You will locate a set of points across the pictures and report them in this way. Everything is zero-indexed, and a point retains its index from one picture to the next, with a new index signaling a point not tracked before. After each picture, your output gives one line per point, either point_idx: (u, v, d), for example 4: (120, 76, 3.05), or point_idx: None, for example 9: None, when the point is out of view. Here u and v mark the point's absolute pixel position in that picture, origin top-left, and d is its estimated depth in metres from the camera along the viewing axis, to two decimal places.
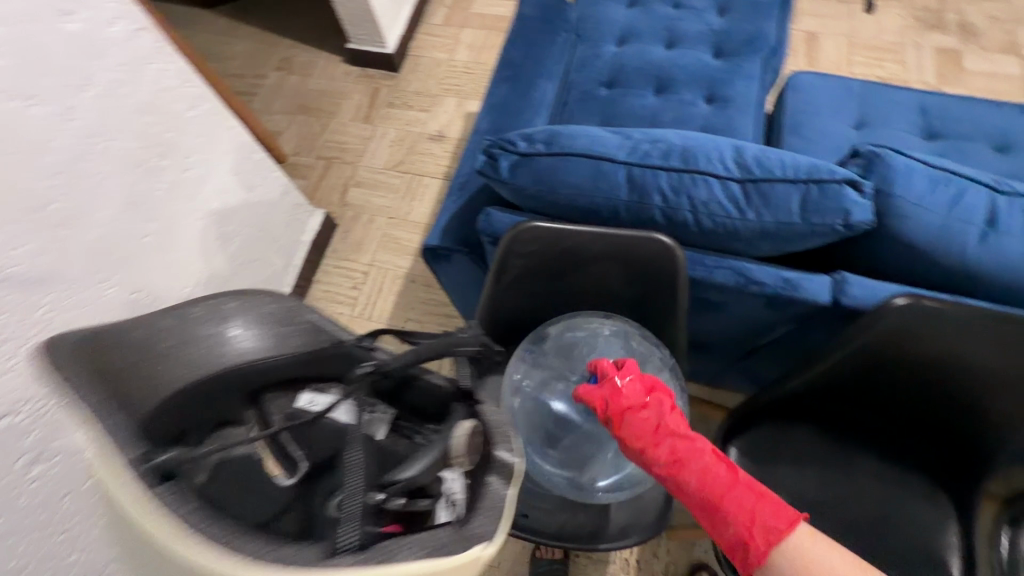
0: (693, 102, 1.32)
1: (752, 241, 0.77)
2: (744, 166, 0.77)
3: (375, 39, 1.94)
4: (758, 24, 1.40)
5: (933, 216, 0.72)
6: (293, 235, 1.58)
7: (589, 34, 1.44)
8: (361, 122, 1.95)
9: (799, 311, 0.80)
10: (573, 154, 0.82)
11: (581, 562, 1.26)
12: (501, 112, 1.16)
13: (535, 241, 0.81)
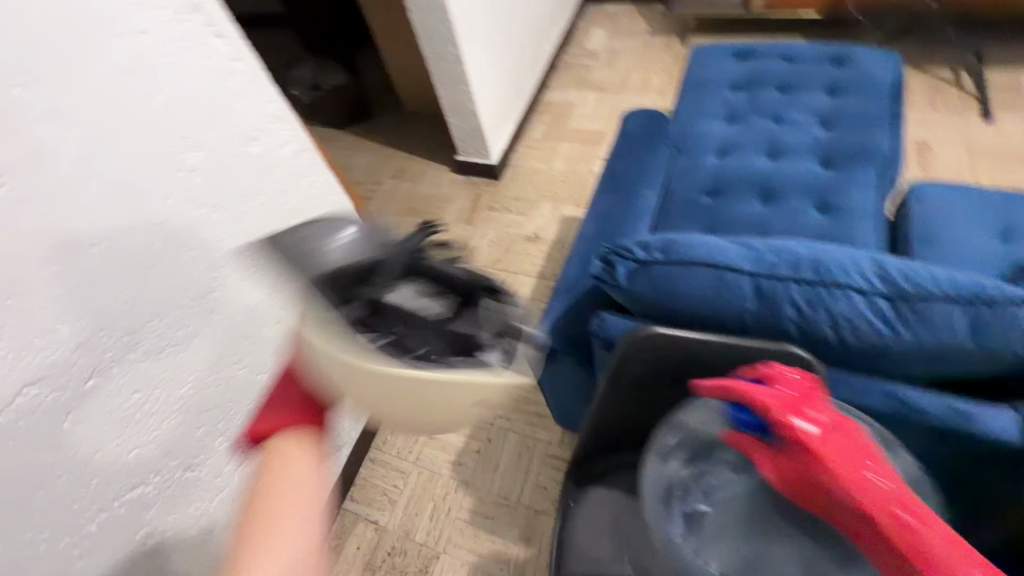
0: (803, 210, 1.30)
1: (908, 363, 0.70)
2: (893, 281, 0.71)
3: (479, 151, 2.16)
4: (867, 137, 1.39)
5: None
6: None
7: (687, 146, 1.50)
8: (463, 223, 2.11)
9: (973, 447, 0.68)
10: (693, 263, 0.80)
11: None
12: (607, 220, 1.21)
13: (656, 348, 0.79)
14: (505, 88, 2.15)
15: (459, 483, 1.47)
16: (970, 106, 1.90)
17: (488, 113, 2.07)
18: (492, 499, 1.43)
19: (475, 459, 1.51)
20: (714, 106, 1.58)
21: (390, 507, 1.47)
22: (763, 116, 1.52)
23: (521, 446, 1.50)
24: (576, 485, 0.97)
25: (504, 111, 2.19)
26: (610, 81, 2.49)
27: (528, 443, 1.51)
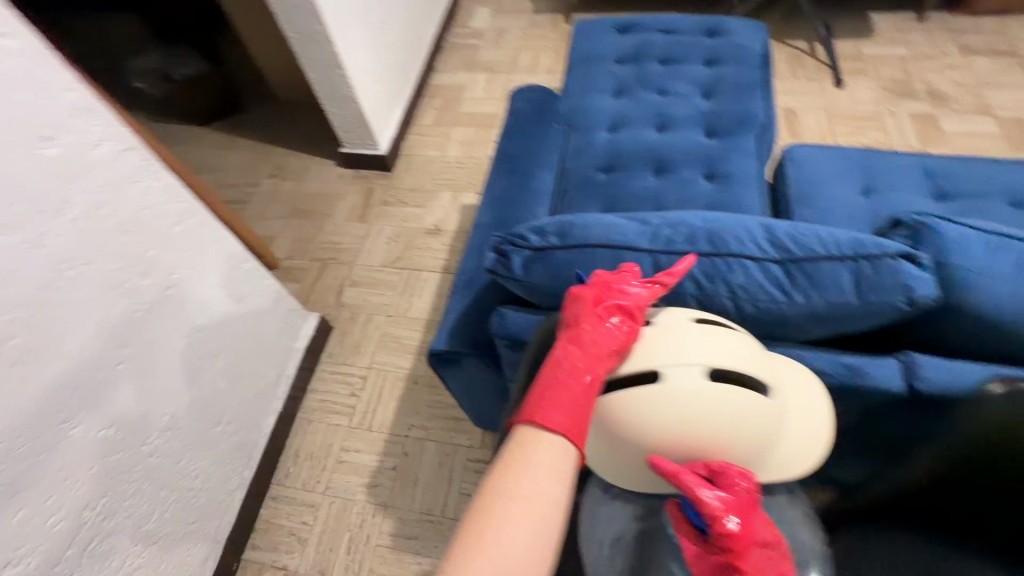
0: (694, 180, 1.31)
1: (803, 326, 0.69)
2: (781, 245, 0.70)
3: (367, 141, 1.98)
4: (745, 104, 1.42)
5: (1004, 286, 0.63)
6: (286, 343, 1.48)
7: (580, 122, 1.46)
8: (356, 221, 1.93)
9: (868, 401, 0.70)
10: (590, 246, 0.75)
11: None
12: (503, 205, 1.12)
13: None
14: (386, 70, 1.98)
15: (377, 506, 1.35)
16: (826, 74, 2.07)
17: (370, 99, 1.90)
18: (414, 517, 1.33)
19: (392, 478, 1.39)
20: (602, 79, 1.55)
21: (301, 546, 1.32)
22: (649, 88, 1.52)
23: (441, 455, 1.40)
24: None
25: (389, 95, 2.03)
26: (500, 60, 2.40)
27: (449, 450, 1.41)
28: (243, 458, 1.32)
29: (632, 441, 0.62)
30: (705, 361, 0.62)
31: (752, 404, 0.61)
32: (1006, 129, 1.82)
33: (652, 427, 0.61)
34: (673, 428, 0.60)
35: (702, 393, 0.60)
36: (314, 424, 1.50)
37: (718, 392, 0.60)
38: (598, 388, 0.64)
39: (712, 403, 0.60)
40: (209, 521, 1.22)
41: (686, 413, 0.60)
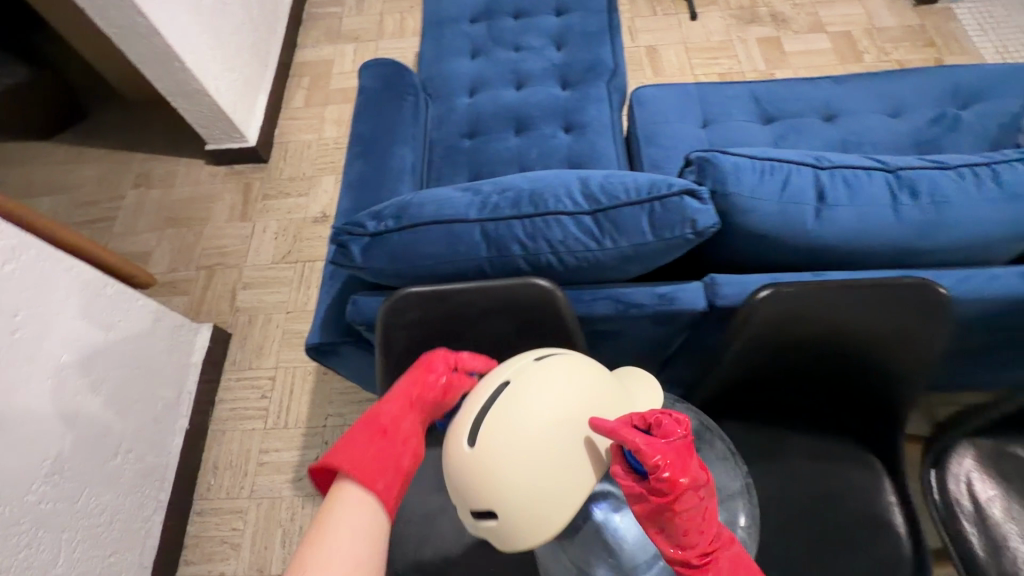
0: (553, 134, 1.35)
1: (619, 267, 0.77)
2: (591, 197, 0.77)
3: (233, 135, 1.87)
4: (593, 52, 1.46)
5: (769, 205, 0.74)
6: (179, 360, 1.44)
7: (439, 90, 1.45)
8: (238, 221, 1.85)
9: (684, 322, 0.80)
10: (423, 223, 0.78)
11: None
12: (363, 189, 1.12)
13: (413, 309, 0.75)
14: (237, 55, 1.84)
15: (306, 498, 1.39)
16: (681, 8, 2.15)
17: (224, 89, 1.77)
18: None
19: None
20: (456, 42, 1.53)
21: (236, 552, 1.34)
22: (504, 45, 1.52)
23: None
24: None
25: (247, 82, 1.90)
26: (365, 28, 2.29)
27: None
28: (154, 482, 1.30)
29: (511, 460, 0.59)
30: (540, 360, 0.67)
31: (584, 374, 0.66)
32: (837, 44, 2.00)
33: (520, 431, 0.60)
34: (534, 407, 0.62)
35: (543, 371, 0.65)
36: (228, 434, 1.49)
37: (552, 368, 0.65)
38: (406, 431, 0.70)
39: (556, 383, 0.64)
40: (129, 550, 1.22)
41: (538, 397, 0.63)
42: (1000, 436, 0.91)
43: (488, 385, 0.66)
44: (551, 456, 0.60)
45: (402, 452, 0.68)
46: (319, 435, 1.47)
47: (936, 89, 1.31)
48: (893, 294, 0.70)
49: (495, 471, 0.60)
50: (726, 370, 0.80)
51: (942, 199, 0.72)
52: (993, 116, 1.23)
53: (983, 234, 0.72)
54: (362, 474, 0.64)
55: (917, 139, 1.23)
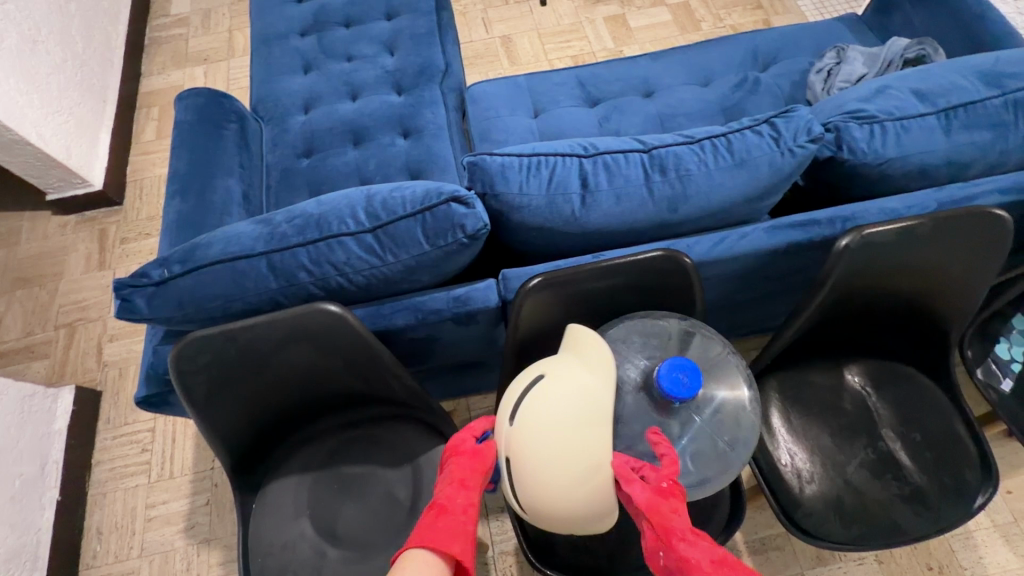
0: (391, 142, 1.36)
1: (409, 277, 0.80)
2: (371, 214, 0.78)
3: (74, 180, 1.75)
4: (424, 54, 1.47)
5: (536, 199, 0.79)
6: (37, 430, 1.36)
7: (272, 112, 1.43)
8: (95, 271, 1.74)
9: (486, 318, 0.85)
10: (207, 265, 0.78)
11: None
12: (184, 227, 1.09)
13: (203, 351, 0.75)
14: (61, 96, 1.72)
15: (199, 545, 1.35)
16: None
17: (50, 135, 1.66)
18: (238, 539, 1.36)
19: (208, 513, 1.39)
20: (287, 59, 1.50)
21: None
22: (336, 57, 1.51)
23: None
24: (250, 491, 0.97)
25: (79, 122, 1.78)
26: (213, 47, 2.19)
27: None
28: (22, 564, 1.24)
29: (552, 511, 0.70)
30: (516, 432, 0.70)
31: (551, 419, 0.69)
32: (676, 16, 2.10)
33: (539, 503, 0.70)
34: (532, 478, 0.69)
35: (523, 447, 0.69)
36: (110, 495, 1.42)
37: (524, 439, 0.69)
38: (461, 502, 0.72)
39: (529, 449, 0.69)
40: None
41: (534, 473, 0.69)
42: (797, 367, 1.01)
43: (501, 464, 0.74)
44: (577, 504, 0.69)
45: (465, 520, 0.71)
46: (207, 478, 1.44)
47: (738, 55, 1.41)
48: (629, 273, 0.78)
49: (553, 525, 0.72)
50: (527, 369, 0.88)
51: (686, 173, 0.79)
52: (786, 75, 1.35)
53: (723, 200, 0.80)
54: (434, 543, 0.68)
55: (724, 105, 1.33)
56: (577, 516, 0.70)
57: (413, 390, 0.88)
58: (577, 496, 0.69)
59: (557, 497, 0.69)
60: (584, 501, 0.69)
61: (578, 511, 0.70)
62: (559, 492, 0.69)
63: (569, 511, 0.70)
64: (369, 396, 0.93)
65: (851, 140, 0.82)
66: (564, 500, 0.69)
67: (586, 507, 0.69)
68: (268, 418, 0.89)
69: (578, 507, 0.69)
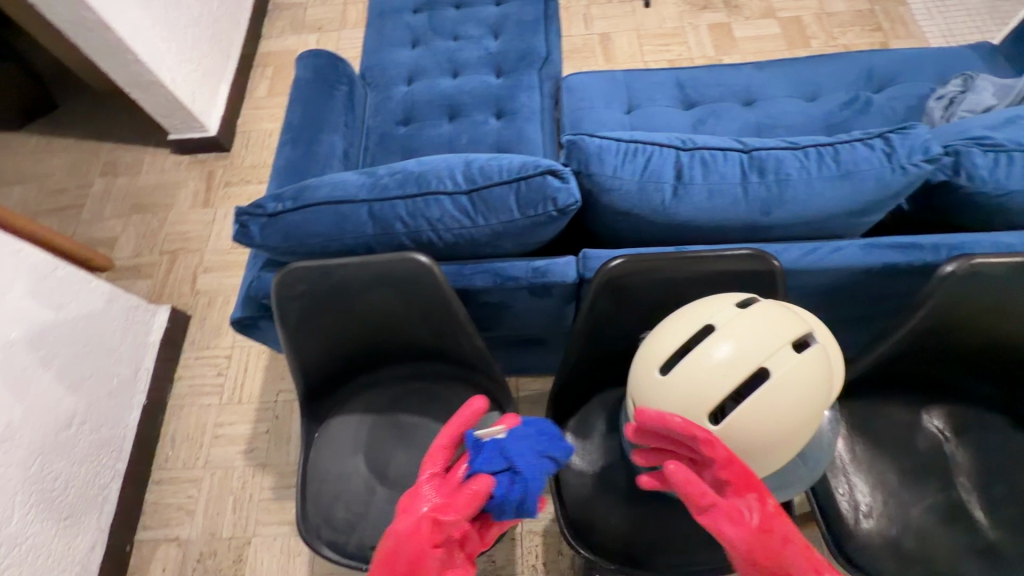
0: (484, 121, 1.42)
1: (494, 242, 0.84)
2: (468, 177, 0.83)
3: (194, 125, 1.93)
4: (528, 41, 1.51)
5: (628, 184, 0.80)
6: (135, 339, 1.51)
7: (378, 80, 1.51)
8: (200, 207, 1.91)
9: (561, 293, 0.87)
10: (317, 205, 0.85)
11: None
12: (291, 174, 1.19)
13: (301, 281, 0.81)
14: (195, 47, 1.89)
15: (256, 467, 1.47)
16: None
17: (181, 80, 1.82)
18: (291, 468, 1.47)
19: (267, 440, 1.51)
20: (398, 32, 1.58)
21: (190, 517, 1.43)
22: (443, 35, 1.58)
23: None
24: (314, 421, 1.05)
25: (207, 72, 1.95)
26: (329, 18, 2.33)
27: None
28: (111, 453, 1.39)
29: (749, 449, 0.57)
30: (804, 366, 0.56)
31: (832, 391, 0.58)
32: (786, 29, 2.04)
33: (755, 432, 0.56)
34: (786, 417, 0.55)
35: (800, 392, 0.55)
36: (186, 409, 1.57)
37: (809, 382, 0.55)
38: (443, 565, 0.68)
39: (806, 394, 0.56)
40: (87, 514, 1.31)
41: (789, 409, 0.55)
42: (872, 400, 0.96)
43: (736, 359, 0.55)
44: (770, 457, 0.59)
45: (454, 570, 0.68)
46: (271, 409, 1.55)
47: (851, 71, 1.35)
48: (713, 268, 0.77)
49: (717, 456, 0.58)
50: (592, 351, 0.90)
51: (787, 177, 0.78)
52: (902, 98, 1.28)
53: (821, 211, 0.78)
54: None
55: (828, 122, 1.28)
56: (743, 466, 0.59)
57: (478, 351, 0.92)
58: (772, 455, 0.58)
59: (759, 440, 0.57)
60: (768, 461, 0.59)
61: (752, 466, 0.59)
62: (772, 444, 0.57)
63: (751, 459, 0.58)
64: (435, 352, 0.98)
65: (972, 167, 0.77)
66: (766, 450, 0.58)
67: (759, 466, 0.60)
68: (343, 354, 0.96)
69: (754, 465, 0.59)
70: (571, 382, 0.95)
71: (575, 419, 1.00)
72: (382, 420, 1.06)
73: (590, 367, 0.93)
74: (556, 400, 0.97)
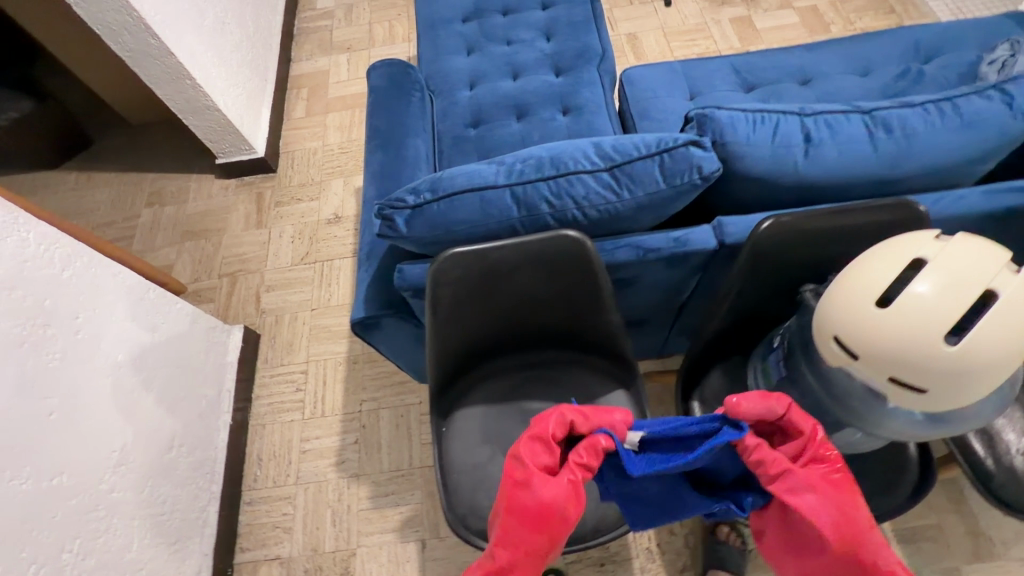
0: (553, 117, 1.45)
1: (634, 216, 0.87)
2: (606, 155, 0.86)
3: (242, 147, 1.94)
4: (582, 39, 1.57)
5: (763, 150, 0.84)
6: (216, 359, 1.50)
7: (441, 86, 1.55)
8: (253, 228, 1.91)
9: (696, 261, 0.90)
10: (459, 193, 0.87)
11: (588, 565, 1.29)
12: (386, 177, 1.21)
13: (457, 267, 0.83)
14: (239, 71, 1.91)
15: (349, 478, 1.46)
16: None
17: (230, 103, 1.84)
18: (385, 476, 1.45)
19: (357, 450, 1.49)
20: (452, 40, 1.63)
21: (289, 534, 1.41)
22: (496, 40, 1.62)
23: (396, 418, 1.53)
24: (442, 415, 1.05)
25: (250, 96, 1.97)
26: (356, 38, 2.38)
27: (402, 411, 1.54)
28: (205, 475, 1.37)
29: (986, 371, 0.56)
30: None
31: None
32: (805, 18, 2.13)
33: (994, 353, 0.55)
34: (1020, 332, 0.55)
35: None
36: (269, 427, 1.55)
37: None
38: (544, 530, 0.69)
39: None
40: (190, 538, 1.28)
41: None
42: None
43: (960, 282, 0.55)
44: (998, 378, 0.57)
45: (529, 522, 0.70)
46: (355, 420, 1.54)
47: (899, 46, 1.43)
48: (859, 222, 0.80)
49: (948, 385, 0.57)
50: (729, 315, 0.91)
51: (912, 131, 0.83)
52: (953, 67, 1.35)
53: (948, 160, 0.83)
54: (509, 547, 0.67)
55: (887, 93, 1.35)
56: (974, 391, 0.58)
57: (614, 326, 0.95)
58: (1002, 375, 0.58)
59: (998, 359, 0.55)
60: (995, 384, 0.58)
61: (983, 390, 0.58)
62: (1007, 362, 0.56)
63: (987, 381, 0.57)
64: (564, 333, 1.00)
65: None
66: (1001, 370, 0.57)
67: (987, 390, 0.58)
68: (476, 341, 0.97)
69: (983, 388, 0.58)
70: (698, 351, 0.97)
71: (702, 389, 1.01)
72: (507, 409, 1.06)
73: (721, 334, 0.95)
74: (687, 367, 0.99)
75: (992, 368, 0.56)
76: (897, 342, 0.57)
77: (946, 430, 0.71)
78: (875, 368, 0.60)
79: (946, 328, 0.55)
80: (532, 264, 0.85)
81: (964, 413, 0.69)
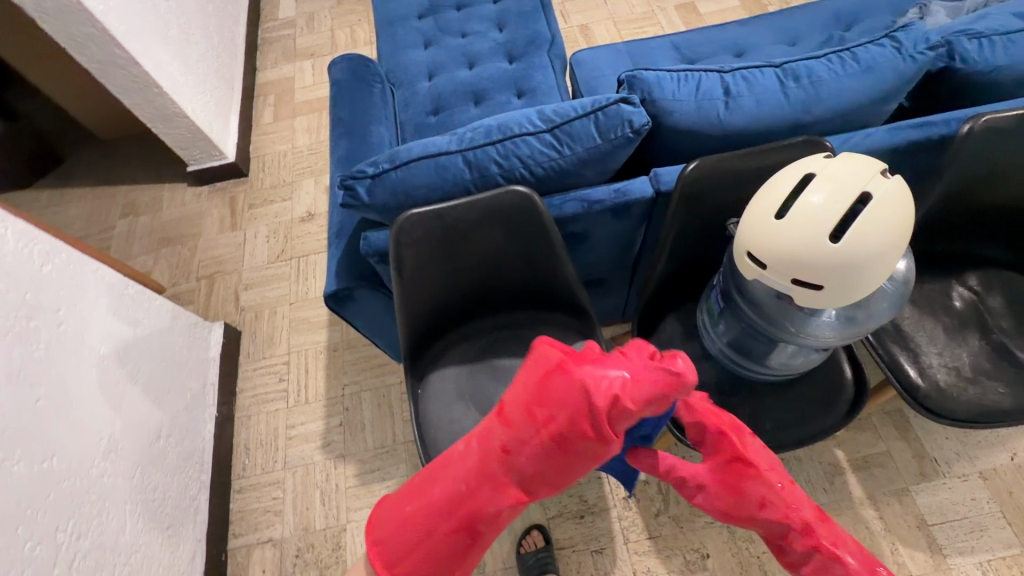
0: (508, 100, 1.54)
1: (577, 172, 0.95)
2: (547, 118, 0.94)
3: (213, 153, 1.99)
4: (532, 27, 1.66)
5: (688, 104, 0.93)
6: (198, 355, 1.54)
7: (401, 79, 1.63)
8: (228, 231, 1.96)
9: (639, 211, 0.98)
10: (415, 161, 0.94)
11: (568, 519, 1.35)
12: (351, 161, 1.27)
13: (417, 226, 0.90)
14: (205, 78, 1.96)
15: (336, 459, 1.51)
16: None
17: (199, 110, 1.89)
18: (370, 454, 1.51)
19: (342, 432, 1.54)
20: (410, 36, 1.71)
21: (280, 517, 1.45)
22: (452, 34, 1.71)
23: (378, 399, 1.58)
24: (416, 379, 1.11)
25: (217, 103, 2.02)
26: (319, 44, 2.44)
27: (383, 392, 1.59)
28: (195, 464, 1.41)
29: (867, 263, 0.65)
30: (896, 185, 0.65)
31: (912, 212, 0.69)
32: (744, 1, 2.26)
33: (873, 245, 0.64)
34: (892, 229, 0.64)
35: (898, 207, 0.65)
36: (254, 418, 1.60)
37: (903, 198, 0.65)
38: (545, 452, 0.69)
39: (903, 211, 0.65)
40: (183, 525, 1.32)
41: (895, 221, 0.64)
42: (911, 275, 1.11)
43: (842, 188, 0.64)
44: (882, 271, 0.67)
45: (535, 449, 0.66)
46: (339, 404, 1.59)
47: (822, 17, 1.55)
48: (774, 160, 0.89)
49: (838, 278, 0.66)
50: (671, 257, 0.99)
51: (818, 79, 0.93)
52: (871, 31, 1.47)
53: (851, 103, 0.93)
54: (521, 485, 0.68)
55: None
56: (861, 284, 0.67)
57: (569, 277, 1.02)
58: (882, 270, 0.67)
59: (877, 253, 0.64)
60: (879, 278, 0.67)
61: (867, 283, 0.67)
62: (884, 255, 0.65)
63: (870, 274, 0.66)
64: (525, 289, 1.07)
65: (963, 51, 0.94)
66: (880, 264, 0.66)
67: (872, 284, 0.68)
68: (443, 301, 1.04)
69: (868, 281, 0.67)
70: (649, 296, 1.05)
71: (657, 334, 1.09)
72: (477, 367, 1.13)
73: (667, 276, 1.03)
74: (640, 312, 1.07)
75: (871, 262, 0.65)
76: (792, 244, 0.66)
77: (857, 330, 0.87)
78: (780, 272, 0.69)
79: (831, 228, 0.64)
80: (486, 221, 0.92)
81: (868, 315, 0.86)
